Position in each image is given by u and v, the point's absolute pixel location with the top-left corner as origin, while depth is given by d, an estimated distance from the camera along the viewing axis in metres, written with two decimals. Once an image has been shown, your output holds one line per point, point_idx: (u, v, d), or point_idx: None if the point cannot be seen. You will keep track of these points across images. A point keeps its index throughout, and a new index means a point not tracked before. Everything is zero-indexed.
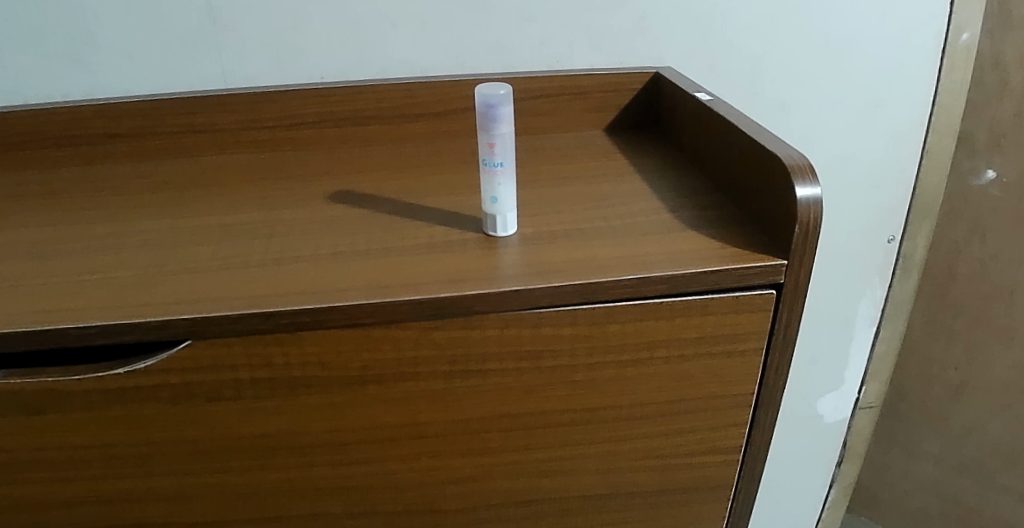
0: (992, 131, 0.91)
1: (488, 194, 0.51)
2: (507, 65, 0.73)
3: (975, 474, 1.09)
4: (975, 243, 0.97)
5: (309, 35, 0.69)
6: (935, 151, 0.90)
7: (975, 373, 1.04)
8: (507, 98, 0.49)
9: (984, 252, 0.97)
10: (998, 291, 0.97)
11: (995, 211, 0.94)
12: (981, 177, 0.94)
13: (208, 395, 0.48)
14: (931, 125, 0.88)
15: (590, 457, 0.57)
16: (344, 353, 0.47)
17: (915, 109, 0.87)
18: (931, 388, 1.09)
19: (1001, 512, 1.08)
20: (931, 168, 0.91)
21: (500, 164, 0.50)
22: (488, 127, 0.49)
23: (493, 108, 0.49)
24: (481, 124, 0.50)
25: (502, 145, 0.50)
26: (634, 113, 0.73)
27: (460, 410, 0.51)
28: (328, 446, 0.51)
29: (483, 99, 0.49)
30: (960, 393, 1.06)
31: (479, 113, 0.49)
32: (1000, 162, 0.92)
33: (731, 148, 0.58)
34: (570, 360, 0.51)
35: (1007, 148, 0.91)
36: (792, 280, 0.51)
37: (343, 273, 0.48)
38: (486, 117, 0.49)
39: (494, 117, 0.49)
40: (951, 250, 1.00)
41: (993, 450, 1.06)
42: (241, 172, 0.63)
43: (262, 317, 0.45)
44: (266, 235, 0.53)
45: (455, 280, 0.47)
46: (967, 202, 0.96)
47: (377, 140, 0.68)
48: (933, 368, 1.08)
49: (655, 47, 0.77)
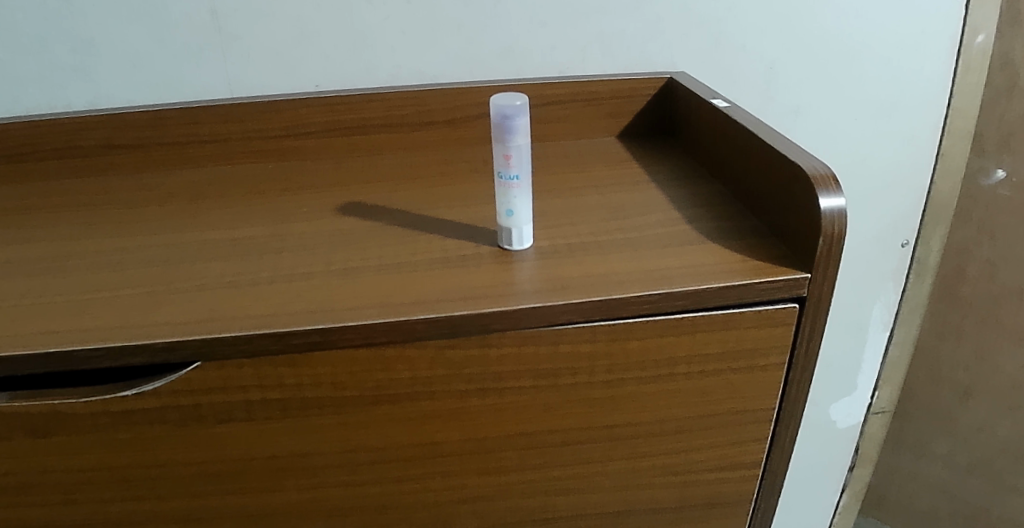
0: (1001, 130, 0.87)
1: (503, 207, 0.50)
2: (518, 70, 0.72)
3: (985, 475, 1.07)
4: (984, 243, 0.93)
5: (315, 42, 0.67)
6: (949, 154, 0.88)
7: (984, 374, 1.01)
8: (523, 109, 0.48)
9: (994, 252, 0.93)
10: (1008, 292, 0.94)
11: (1005, 211, 0.90)
12: (990, 177, 0.90)
13: (218, 416, 0.46)
14: (945, 128, 0.87)
15: (608, 474, 0.55)
16: (357, 373, 0.46)
17: (930, 111, 0.86)
18: (940, 389, 1.06)
19: (1012, 511, 1.06)
20: (946, 172, 0.89)
21: (516, 177, 0.49)
22: (503, 138, 0.48)
23: (509, 119, 0.47)
24: (496, 135, 0.48)
25: (518, 156, 0.49)
26: (647, 119, 0.72)
27: (475, 428, 0.50)
28: (341, 467, 0.50)
29: (499, 109, 0.48)
30: (969, 395, 1.03)
31: (494, 124, 0.48)
32: (1010, 162, 0.88)
33: (750, 157, 0.57)
34: (588, 377, 0.50)
35: (1017, 148, 0.87)
36: (816, 294, 0.50)
37: (355, 290, 0.47)
38: (502, 128, 0.48)
39: (510, 128, 0.48)
40: (960, 251, 0.96)
41: (1004, 451, 1.03)
42: (248, 183, 0.62)
43: (273, 337, 0.43)
44: (276, 250, 0.52)
45: (472, 297, 0.46)
46: (976, 202, 0.92)
47: (386, 148, 0.67)
48: (941, 370, 1.04)
49: (668, 51, 0.75)
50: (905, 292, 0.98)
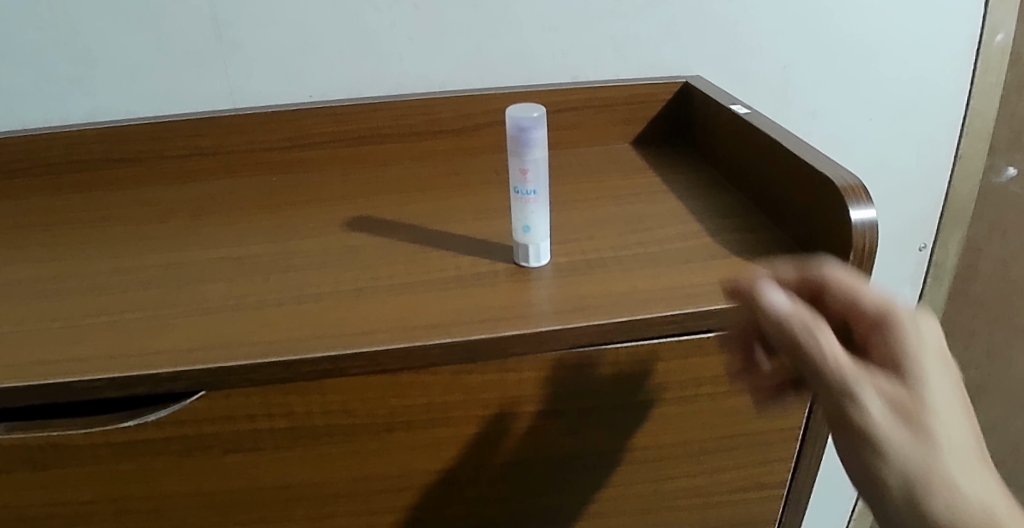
0: (1013, 127, 0.84)
1: (520, 222, 0.48)
2: (528, 76, 0.70)
3: None
4: (996, 241, 0.91)
5: (320, 49, 0.65)
6: (968, 157, 0.86)
7: (995, 371, 1.01)
8: (540, 121, 0.45)
9: (1007, 250, 0.92)
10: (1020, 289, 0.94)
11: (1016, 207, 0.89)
12: (1001, 174, 0.87)
13: (225, 446, 0.44)
14: (964, 129, 0.85)
15: (630, 497, 0.53)
16: (371, 400, 0.44)
17: (949, 112, 0.84)
18: None
19: None
20: (964, 175, 0.87)
21: (533, 192, 0.47)
22: (520, 151, 0.46)
23: (526, 132, 0.45)
24: (513, 148, 0.46)
25: (535, 171, 0.47)
26: (663, 126, 0.70)
27: (493, 454, 0.48)
28: (353, 495, 0.48)
29: (515, 120, 0.46)
30: (979, 392, 1.03)
31: (511, 137, 0.46)
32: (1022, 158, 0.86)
33: (774, 167, 0.55)
34: (610, 399, 0.48)
35: None
36: None
37: (367, 313, 0.45)
38: (518, 141, 0.46)
39: (526, 141, 0.45)
40: (972, 250, 0.93)
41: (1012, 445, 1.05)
42: (252, 197, 0.59)
43: (282, 366, 0.41)
44: (283, 269, 0.50)
45: (489, 319, 0.44)
46: (987, 200, 0.89)
47: (394, 159, 0.65)
48: None
49: (682, 54, 0.73)
50: (922, 296, 0.96)
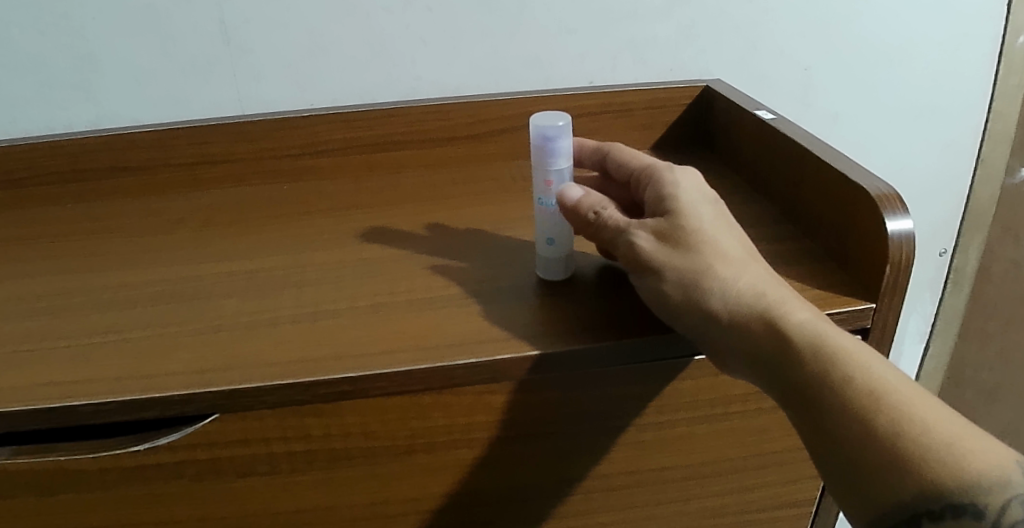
0: None
1: (544, 235, 0.46)
2: (544, 80, 0.68)
3: None
4: (1009, 244, 0.90)
5: (330, 53, 0.63)
6: (989, 160, 0.84)
7: (1009, 373, 0.99)
8: (567, 128, 0.44)
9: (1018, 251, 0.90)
10: None
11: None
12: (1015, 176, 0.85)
13: (239, 470, 0.42)
14: (986, 133, 0.83)
15: (655, 518, 0.51)
16: (391, 422, 0.42)
17: (971, 116, 0.82)
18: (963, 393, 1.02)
19: None
20: (986, 178, 0.85)
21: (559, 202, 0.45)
22: (546, 159, 0.44)
23: (553, 139, 0.44)
24: (537, 156, 0.45)
25: (560, 179, 0.45)
26: (683, 131, 0.68)
27: (515, 475, 0.46)
28: (370, 519, 0.46)
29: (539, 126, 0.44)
30: (994, 394, 1.01)
31: (535, 144, 0.44)
32: None
33: (804, 175, 0.53)
34: (638, 419, 0.46)
35: None
36: (880, 323, 0.47)
37: (386, 331, 0.43)
38: (545, 148, 0.44)
39: (553, 148, 0.44)
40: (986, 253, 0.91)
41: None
42: (261, 207, 0.58)
43: (298, 387, 0.39)
44: (297, 283, 0.48)
45: (514, 336, 0.42)
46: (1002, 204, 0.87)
47: (408, 165, 0.63)
48: (966, 373, 1.00)
49: (701, 56, 0.71)
50: (941, 303, 0.94)
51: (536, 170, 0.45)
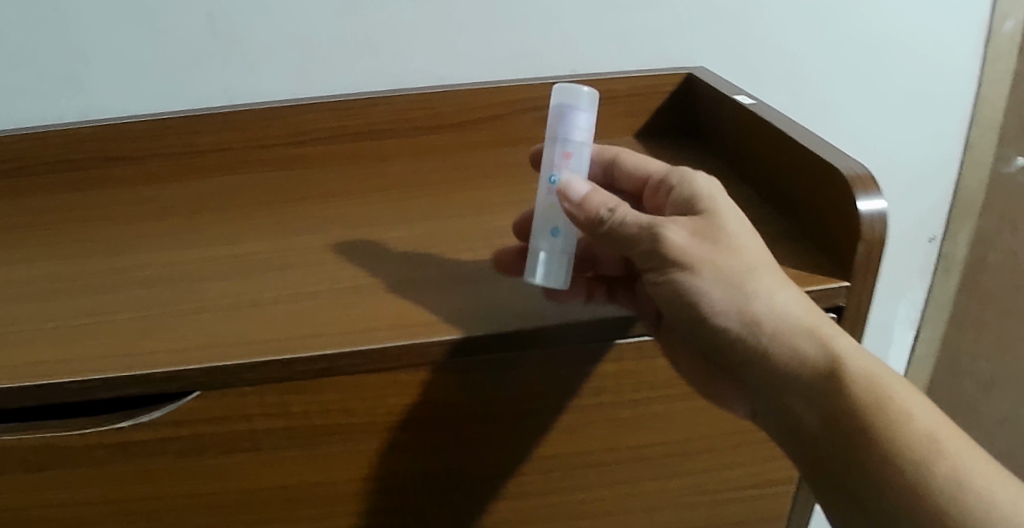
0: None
1: (549, 225, 0.44)
2: (529, 69, 0.69)
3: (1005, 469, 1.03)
4: (1006, 232, 0.88)
5: (317, 43, 0.64)
6: (975, 149, 0.85)
7: (1009, 366, 0.94)
8: (590, 101, 0.43)
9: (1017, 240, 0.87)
10: None
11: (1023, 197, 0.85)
12: (1009, 165, 0.84)
13: (222, 447, 0.44)
14: (974, 118, 0.83)
15: (634, 496, 0.52)
16: (368, 399, 0.43)
17: (958, 102, 0.82)
18: (960, 383, 0.99)
19: None
20: (975, 165, 0.85)
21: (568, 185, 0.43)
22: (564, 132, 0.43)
23: (571, 109, 0.43)
24: (552, 128, 0.43)
25: (575, 157, 0.44)
26: (667, 119, 0.69)
27: (493, 451, 0.48)
28: (351, 496, 0.47)
29: (559, 97, 0.43)
30: (991, 386, 0.96)
31: (553, 115, 0.43)
32: None
33: (781, 159, 0.54)
34: (615, 397, 0.47)
35: None
36: (854, 302, 0.48)
37: (365, 311, 0.44)
38: (563, 120, 0.43)
39: (571, 122, 0.43)
40: (981, 241, 0.90)
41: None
42: (248, 194, 0.59)
43: (277, 364, 0.40)
44: (280, 267, 0.49)
45: (491, 317, 0.43)
46: (996, 191, 0.86)
47: (394, 153, 0.64)
48: (962, 362, 0.98)
49: (685, 44, 0.72)
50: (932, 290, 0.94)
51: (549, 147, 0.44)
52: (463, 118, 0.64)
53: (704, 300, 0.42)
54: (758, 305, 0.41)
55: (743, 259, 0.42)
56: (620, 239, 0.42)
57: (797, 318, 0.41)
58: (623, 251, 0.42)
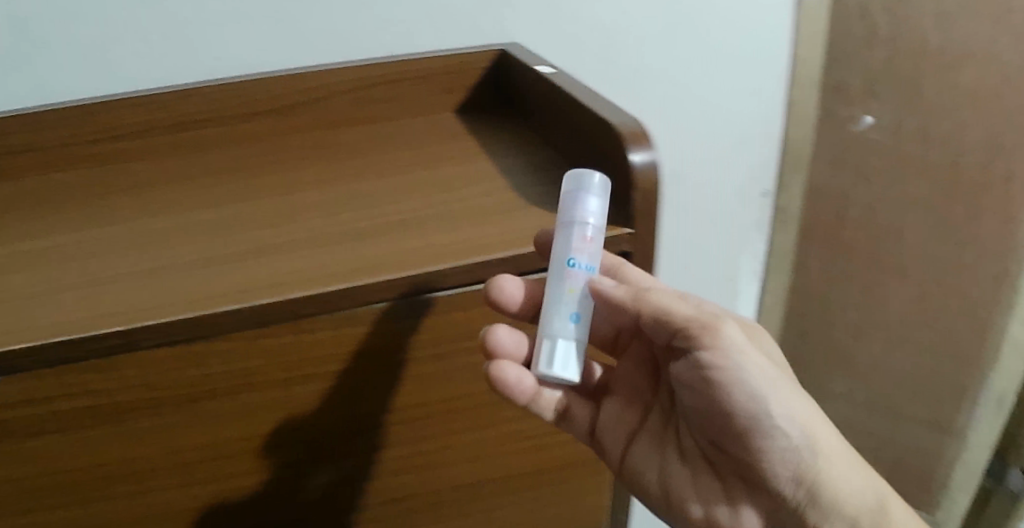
0: (865, 79, 0.92)
1: (567, 313, 0.47)
2: (349, 51, 0.72)
3: (884, 412, 1.13)
4: (861, 186, 0.99)
5: (134, 38, 0.65)
6: (798, 107, 0.93)
7: (872, 310, 1.06)
8: (605, 186, 0.47)
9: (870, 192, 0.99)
10: (885, 233, 1.01)
11: (876, 153, 0.96)
12: (860, 122, 0.95)
13: (28, 430, 0.45)
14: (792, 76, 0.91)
15: (455, 447, 0.57)
16: (169, 373, 0.45)
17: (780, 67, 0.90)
18: (832, 329, 1.10)
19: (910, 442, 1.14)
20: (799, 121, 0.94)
21: (576, 264, 0.47)
22: (580, 212, 0.46)
23: (587, 191, 0.47)
24: (567, 210, 0.47)
25: (593, 239, 0.47)
26: (484, 93, 0.73)
27: (307, 415, 0.51)
28: (178, 469, 0.50)
29: (574, 179, 0.47)
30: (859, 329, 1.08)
31: (569, 195, 0.47)
32: (877, 106, 0.93)
33: (571, 120, 0.59)
34: (416, 352, 0.51)
35: (882, 93, 0.92)
36: (641, 246, 0.53)
37: (163, 287, 0.46)
38: (580, 200, 0.46)
39: (586, 204, 0.46)
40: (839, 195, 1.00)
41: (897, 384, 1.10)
42: (62, 194, 0.59)
43: (69, 345, 0.42)
44: (77, 258, 0.50)
45: (284, 283, 0.46)
46: (849, 146, 0.97)
47: (217, 141, 0.66)
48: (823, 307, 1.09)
49: (502, 21, 0.76)
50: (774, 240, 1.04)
51: (564, 228, 0.47)
52: (293, 98, 0.67)
53: (755, 399, 0.52)
54: (798, 419, 0.54)
55: (777, 369, 0.54)
56: (657, 316, 0.49)
57: (814, 429, 0.55)
58: (659, 326, 0.50)
